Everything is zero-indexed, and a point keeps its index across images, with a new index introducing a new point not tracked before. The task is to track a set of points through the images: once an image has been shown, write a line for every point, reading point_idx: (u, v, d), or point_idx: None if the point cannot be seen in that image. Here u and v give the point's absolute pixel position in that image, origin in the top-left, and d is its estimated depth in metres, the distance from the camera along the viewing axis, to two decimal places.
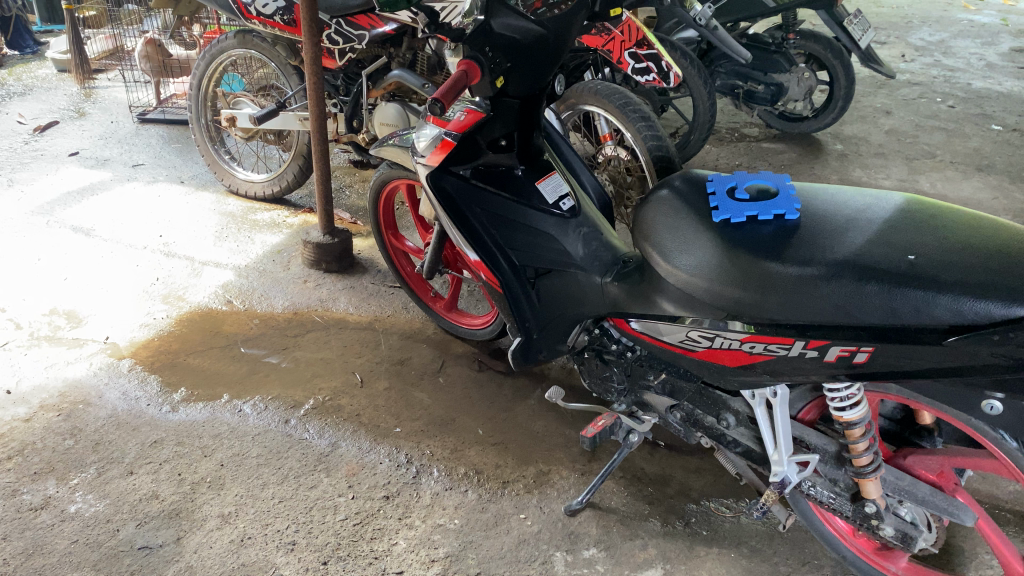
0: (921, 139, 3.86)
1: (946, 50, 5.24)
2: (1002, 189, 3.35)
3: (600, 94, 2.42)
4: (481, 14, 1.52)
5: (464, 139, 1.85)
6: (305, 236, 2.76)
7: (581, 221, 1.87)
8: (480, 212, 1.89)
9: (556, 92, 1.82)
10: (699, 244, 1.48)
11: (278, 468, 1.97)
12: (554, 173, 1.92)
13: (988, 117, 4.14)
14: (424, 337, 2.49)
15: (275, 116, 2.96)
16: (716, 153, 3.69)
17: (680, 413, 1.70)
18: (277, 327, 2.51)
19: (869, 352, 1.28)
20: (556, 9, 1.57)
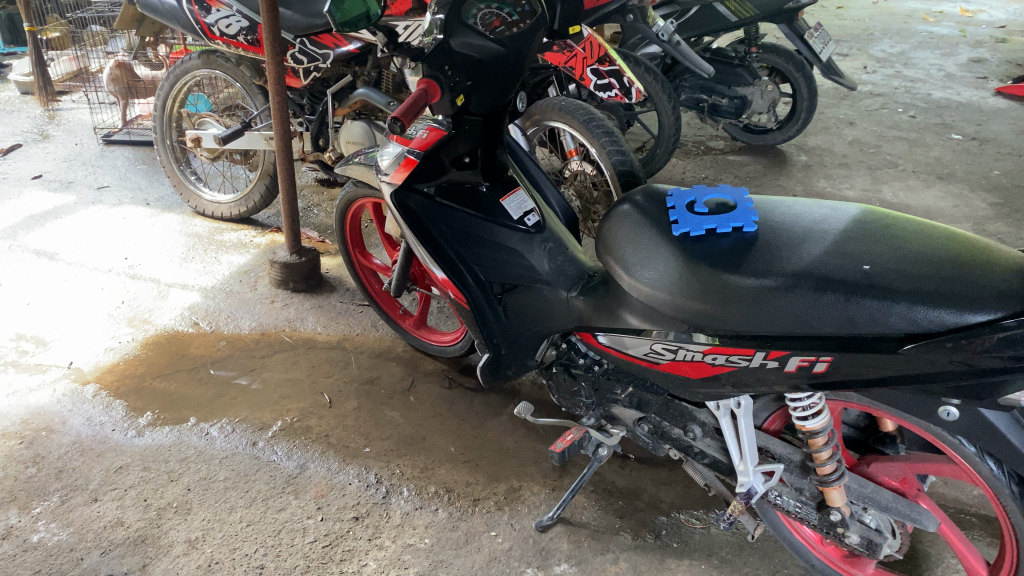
0: (883, 149, 3.92)
1: (906, 61, 5.34)
2: (963, 198, 3.41)
3: (564, 110, 2.44)
4: (440, 33, 1.53)
5: (428, 157, 1.83)
6: (272, 256, 2.73)
7: (546, 236, 1.89)
8: (445, 229, 1.89)
9: (518, 109, 1.83)
10: (661, 258, 1.49)
11: (246, 492, 1.95)
12: (519, 189, 1.93)
13: (948, 126, 4.22)
14: (393, 355, 2.48)
15: (241, 136, 2.95)
16: (683, 167, 3.73)
17: (648, 425, 1.72)
18: (245, 348, 2.49)
19: (829, 361, 1.30)
20: (513, 28, 1.59)
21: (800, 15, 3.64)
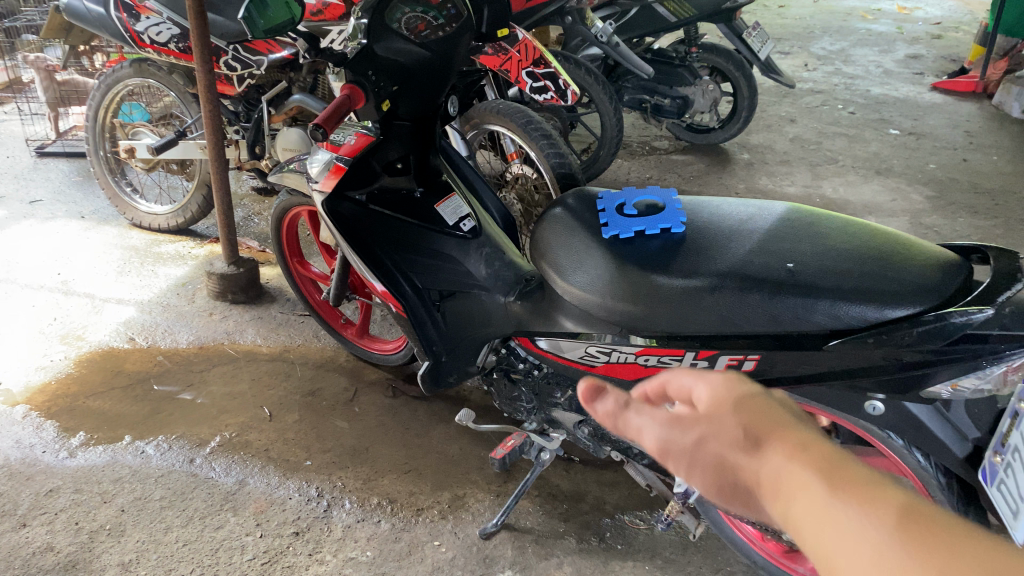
0: (823, 146, 3.98)
1: (846, 59, 5.43)
2: (900, 192, 3.47)
3: (501, 113, 2.40)
4: (364, 38, 1.48)
5: (357, 163, 1.80)
6: (209, 267, 2.67)
7: (483, 241, 1.87)
8: (380, 237, 1.85)
9: (449, 113, 1.82)
10: (592, 261, 1.49)
11: (182, 510, 1.90)
12: (454, 194, 1.91)
13: (886, 122, 4.30)
14: (335, 365, 2.44)
15: (175, 145, 2.88)
16: (627, 167, 3.74)
17: (588, 427, 1.71)
18: (183, 362, 2.43)
19: (757, 360, 1.30)
20: (439, 32, 1.57)
21: (738, 14, 3.68)
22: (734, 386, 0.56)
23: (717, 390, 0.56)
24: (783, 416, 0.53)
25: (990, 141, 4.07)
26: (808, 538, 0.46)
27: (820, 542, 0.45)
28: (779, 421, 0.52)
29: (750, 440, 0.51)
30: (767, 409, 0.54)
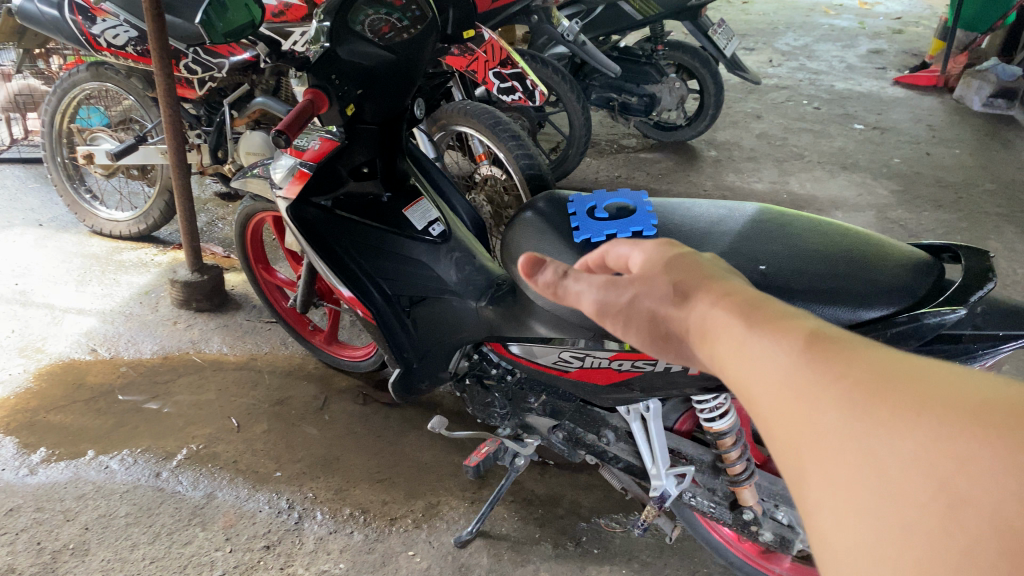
0: (790, 142, 4.01)
1: (810, 54, 5.47)
2: (866, 186, 3.50)
3: (469, 114, 2.38)
4: (328, 41, 1.44)
5: (322, 169, 1.74)
6: (172, 275, 2.60)
7: (453, 245, 1.84)
8: (348, 243, 1.81)
9: (416, 116, 1.77)
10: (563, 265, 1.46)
11: (149, 527, 1.86)
12: (422, 199, 1.88)
13: (850, 117, 4.34)
14: (305, 373, 2.39)
15: (135, 150, 2.82)
16: (596, 166, 3.73)
17: (563, 432, 1.70)
18: (147, 373, 2.37)
19: None
20: (404, 34, 1.54)
21: (703, 11, 3.68)
22: (665, 254, 0.74)
23: (652, 259, 0.74)
24: (702, 269, 0.70)
25: (953, 135, 4.12)
26: (714, 353, 0.61)
27: (718, 351, 0.61)
28: (694, 271, 0.70)
29: (672, 291, 0.68)
30: (691, 267, 0.71)
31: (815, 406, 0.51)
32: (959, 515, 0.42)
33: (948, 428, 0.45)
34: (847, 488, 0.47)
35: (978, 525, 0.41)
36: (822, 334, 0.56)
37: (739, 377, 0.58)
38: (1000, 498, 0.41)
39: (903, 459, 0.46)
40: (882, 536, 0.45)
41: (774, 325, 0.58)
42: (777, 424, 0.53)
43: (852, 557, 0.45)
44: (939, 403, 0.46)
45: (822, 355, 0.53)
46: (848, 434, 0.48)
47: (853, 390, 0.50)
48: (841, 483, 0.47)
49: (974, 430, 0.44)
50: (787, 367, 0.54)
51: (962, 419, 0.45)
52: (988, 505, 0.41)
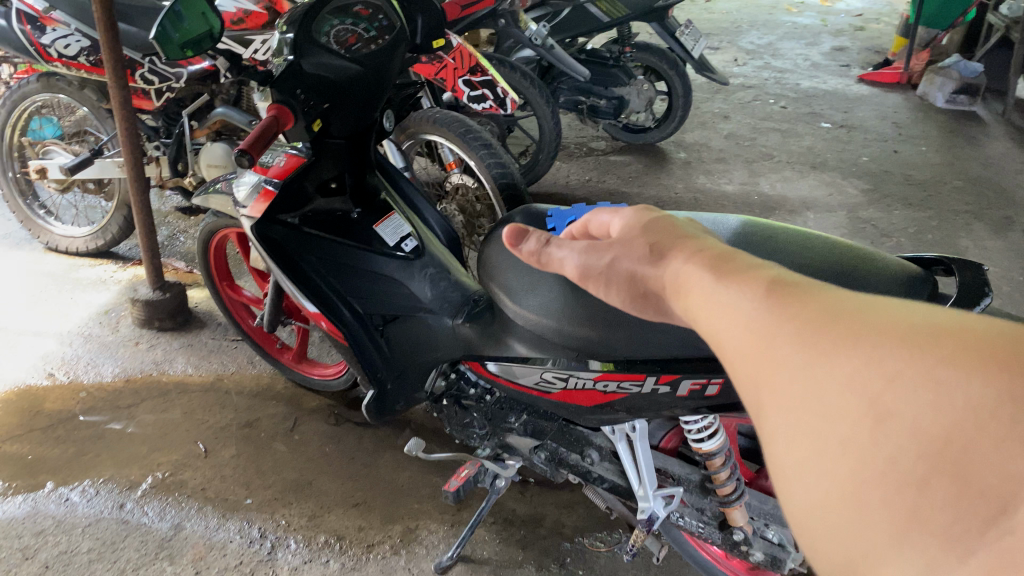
0: (758, 142, 4.00)
1: (774, 52, 5.48)
2: (836, 186, 3.50)
3: (439, 123, 2.30)
4: (291, 53, 1.37)
5: (288, 187, 1.66)
6: (133, 294, 2.50)
7: (426, 261, 1.78)
8: (314, 259, 1.72)
9: (384, 128, 1.70)
10: (545, 284, 1.41)
11: (113, 563, 1.77)
12: (394, 214, 1.81)
13: (817, 115, 4.34)
14: (274, 393, 2.31)
15: (90, 164, 2.71)
16: (566, 170, 3.69)
17: (544, 453, 1.64)
18: (108, 397, 2.27)
19: (721, 384, 1.26)
20: (371, 45, 1.49)
21: (669, 13, 3.65)
22: (642, 218, 0.92)
23: (628, 222, 0.93)
24: (670, 231, 0.87)
25: (918, 132, 4.14)
26: (685, 306, 0.64)
27: (687, 300, 0.63)
28: (664, 233, 0.87)
29: (645, 251, 0.85)
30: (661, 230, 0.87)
31: (768, 342, 0.53)
32: (889, 432, 0.44)
33: (887, 353, 0.46)
34: (792, 417, 0.49)
35: (905, 443, 0.43)
36: (779, 276, 0.57)
37: (705, 324, 0.60)
38: (927, 416, 0.43)
39: (841, 383, 0.47)
40: (824, 460, 0.46)
41: (735, 273, 0.60)
42: (740, 365, 0.55)
43: (798, 481, 0.48)
44: (876, 330, 0.48)
45: (777, 296, 0.55)
46: (794, 367, 0.50)
47: (800, 325, 0.52)
48: (786, 411, 0.49)
49: (905, 353, 0.45)
50: (745, 308, 0.56)
51: (896, 345, 0.46)
52: (915, 423, 0.43)
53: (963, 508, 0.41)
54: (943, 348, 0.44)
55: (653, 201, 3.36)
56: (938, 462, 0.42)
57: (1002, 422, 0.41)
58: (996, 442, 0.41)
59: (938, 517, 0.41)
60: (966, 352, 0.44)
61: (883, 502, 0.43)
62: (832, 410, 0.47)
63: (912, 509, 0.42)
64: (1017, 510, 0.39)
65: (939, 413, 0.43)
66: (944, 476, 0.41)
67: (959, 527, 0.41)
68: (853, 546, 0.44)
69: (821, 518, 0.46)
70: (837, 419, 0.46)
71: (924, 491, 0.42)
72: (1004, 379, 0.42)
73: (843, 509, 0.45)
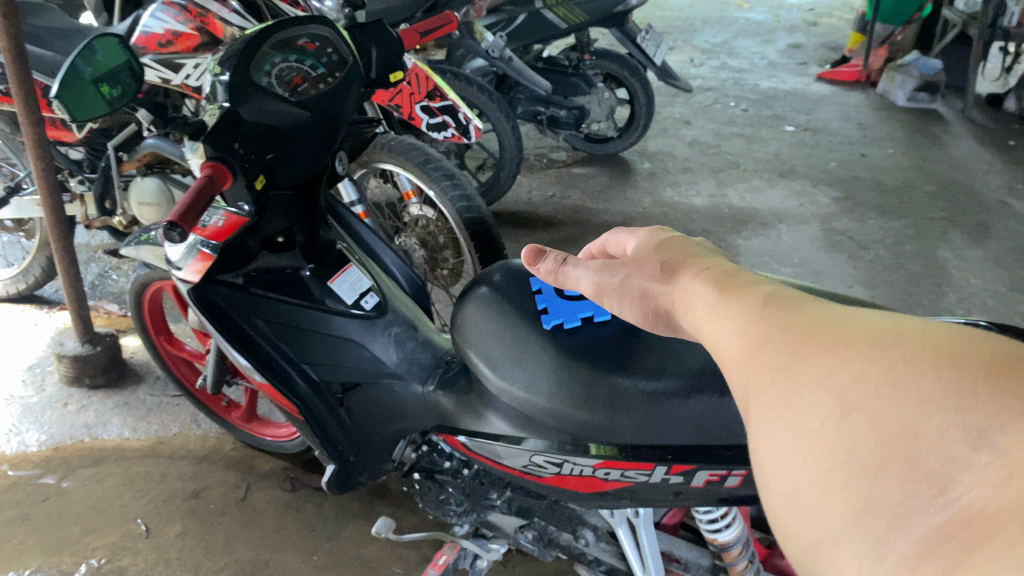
0: (722, 149, 3.87)
1: (730, 51, 5.37)
2: (807, 195, 3.39)
3: (395, 152, 2.08)
4: (227, 100, 1.17)
5: (228, 247, 1.43)
6: (59, 348, 2.26)
7: (390, 319, 1.57)
8: (262, 324, 1.52)
9: (338, 172, 1.49)
10: (535, 359, 1.22)
11: None
12: (352, 265, 1.59)
13: (780, 118, 4.23)
14: (221, 457, 2.09)
15: (7, 204, 2.45)
16: (527, 184, 3.51)
17: (532, 531, 1.49)
18: (34, 470, 2.03)
19: (743, 475, 1.09)
20: (320, 85, 1.29)
21: (629, 17, 3.50)
22: (654, 239, 1.06)
23: (643, 241, 1.08)
24: (685, 249, 1.00)
25: (883, 133, 4.06)
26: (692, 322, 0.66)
27: (695, 318, 0.65)
28: (678, 252, 1.00)
29: (654, 268, 0.98)
30: (670, 250, 1.00)
31: (756, 355, 0.55)
32: (850, 423, 0.45)
33: (861, 354, 0.48)
34: (769, 417, 0.50)
35: (860, 433, 0.44)
36: (779, 296, 0.60)
37: (707, 336, 0.62)
38: (887, 408, 0.44)
39: (815, 379, 0.49)
40: (794, 450, 0.48)
41: (738, 290, 0.63)
42: (734, 372, 0.57)
43: (774, 474, 0.49)
44: (851, 338, 0.50)
45: (768, 312, 0.57)
46: (776, 370, 0.52)
47: (783, 337, 0.54)
48: (766, 411, 0.51)
49: (871, 355, 0.47)
50: (740, 324, 0.58)
51: (868, 349, 0.48)
52: (873, 413, 0.45)
53: (909, 487, 0.41)
54: (908, 349, 0.46)
55: (621, 218, 3.20)
56: (896, 449, 0.43)
57: (951, 408, 0.42)
58: (946, 427, 0.42)
59: (888, 497, 0.42)
60: (934, 352, 0.45)
61: (843, 488, 0.44)
62: (801, 406, 0.48)
63: (868, 493, 0.43)
64: (955, 486, 0.40)
65: (898, 404, 0.44)
66: (896, 462, 0.42)
67: (906, 509, 0.41)
68: (818, 536, 0.45)
69: (792, 509, 0.47)
70: (808, 415, 0.48)
71: (876, 478, 0.43)
72: (958, 369, 0.43)
73: (808, 499, 0.46)
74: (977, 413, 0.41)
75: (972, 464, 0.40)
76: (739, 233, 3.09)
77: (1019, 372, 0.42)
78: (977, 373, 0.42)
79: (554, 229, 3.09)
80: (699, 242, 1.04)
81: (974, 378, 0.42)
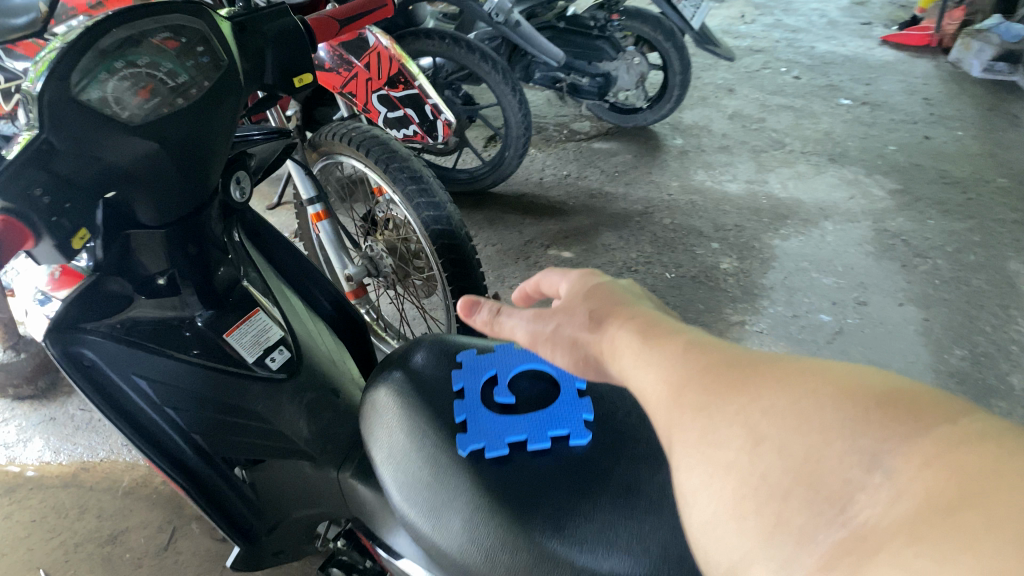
0: (767, 124, 3.44)
1: (786, 7, 4.86)
2: (859, 184, 2.97)
3: (354, 146, 1.72)
4: (44, 128, 0.82)
5: (86, 294, 1.11)
6: None
7: (303, 381, 1.28)
8: (144, 382, 1.20)
9: (232, 199, 1.17)
10: (450, 497, 0.87)
11: None
12: (258, 309, 1.26)
13: (836, 89, 3.76)
14: (150, 491, 1.82)
15: None
16: (542, 160, 3.15)
17: None
18: None
19: None
20: (179, 99, 0.95)
21: None
22: (587, 281, 0.75)
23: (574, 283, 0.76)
24: (618, 293, 0.71)
25: (952, 110, 3.57)
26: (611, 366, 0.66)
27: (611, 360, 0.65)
28: (610, 298, 0.70)
29: (587, 318, 0.69)
30: (608, 299, 0.70)
31: (675, 394, 0.55)
32: (761, 455, 0.46)
33: (769, 393, 0.50)
34: (688, 451, 0.50)
35: (769, 460, 0.45)
36: (691, 338, 0.61)
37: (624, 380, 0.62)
38: (795, 438, 0.45)
39: (727, 415, 0.50)
40: (709, 483, 0.47)
41: (655, 331, 0.63)
42: (652, 415, 0.57)
43: (691, 506, 0.48)
44: (761, 376, 0.52)
45: (688, 353, 0.58)
46: (691, 407, 0.53)
47: (699, 375, 0.54)
48: (687, 448, 0.51)
49: (782, 395, 0.49)
50: (661, 368, 0.58)
51: (779, 390, 0.49)
52: (780, 442, 0.45)
53: (814, 509, 0.41)
54: (812, 383, 0.48)
55: (642, 206, 2.83)
56: (802, 475, 0.43)
57: (850, 434, 0.43)
58: (845, 452, 0.43)
59: (795, 518, 0.42)
60: (833, 388, 0.47)
61: (753, 517, 0.43)
62: (718, 440, 0.49)
63: (776, 515, 0.43)
64: (851, 504, 0.40)
65: (806, 435, 0.45)
66: (801, 484, 0.43)
67: (810, 528, 0.41)
68: (731, 562, 0.44)
69: (708, 539, 0.46)
70: (721, 447, 0.48)
71: (783, 500, 0.43)
72: (855, 402, 0.45)
73: (723, 528, 0.45)
74: (871, 438, 0.43)
75: (866, 485, 0.41)
76: (777, 231, 2.69)
77: (907, 403, 0.44)
78: (875, 407, 0.45)
79: (564, 218, 2.73)
80: (629, 285, 0.75)
81: (871, 410, 0.45)
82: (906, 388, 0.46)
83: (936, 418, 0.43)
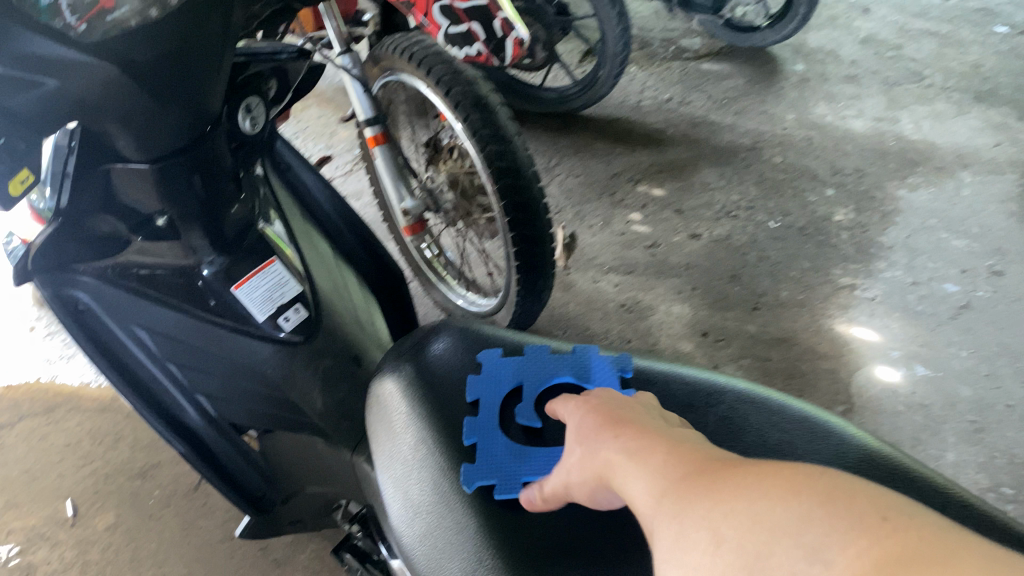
0: (905, 52, 3.01)
1: None
2: (1007, 129, 2.56)
3: (416, 62, 1.50)
4: None
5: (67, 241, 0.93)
6: None
7: (323, 347, 1.11)
8: (149, 338, 1.08)
9: (242, 131, 0.98)
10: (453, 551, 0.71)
11: None
12: (274, 259, 1.08)
13: (992, 13, 3.27)
14: None
15: None
16: (641, 80, 2.84)
17: None
18: None
19: None
20: (152, 10, 0.76)
21: None
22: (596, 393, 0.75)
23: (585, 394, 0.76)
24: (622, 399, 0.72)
25: None
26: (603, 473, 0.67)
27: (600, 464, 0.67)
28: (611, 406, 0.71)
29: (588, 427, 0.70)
30: (611, 409, 0.70)
31: (659, 501, 0.57)
32: (721, 552, 0.48)
33: (734, 494, 0.52)
34: (666, 556, 0.52)
35: (728, 558, 0.47)
36: (674, 444, 0.63)
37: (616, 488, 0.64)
38: (749, 538, 0.47)
39: (699, 519, 0.52)
40: None
41: (641, 436, 0.65)
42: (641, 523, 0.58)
43: None
44: (731, 480, 0.54)
45: (673, 464, 0.59)
46: (669, 517, 0.54)
47: (679, 481, 0.57)
48: (664, 554, 0.53)
49: (744, 494, 0.51)
50: (647, 479, 0.60)
51: (737, 494, 0.52)
52: (738, 541, 0.48)
53: None
54: (772, 478, 0.51)
55: (750, 141, 2.52)
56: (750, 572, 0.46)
57: (798, 528, 0.46)
58: (794, 547, 0.45)
59: None
60: (784, 484, 0.50)
61: None
62: (688, 544, 0.51)
63: None
64: None
65: (756, 533, 0.47)
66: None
67: None
68: None
69: None
70: (690, 550, 0.50)
71: None
72: (804, 497, 0.48)
73: None
74: (816, 530, 0.45)
75: None
76: (903, 179, 2.36)
77: (849, 492, 0.47)
78: (816, 501, 0.47)
79: (659, 150, 2.46)
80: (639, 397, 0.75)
81: (817, 501, 0.47)
82: (849, 478, 0.49)
83: (871, 505, 0.45)
